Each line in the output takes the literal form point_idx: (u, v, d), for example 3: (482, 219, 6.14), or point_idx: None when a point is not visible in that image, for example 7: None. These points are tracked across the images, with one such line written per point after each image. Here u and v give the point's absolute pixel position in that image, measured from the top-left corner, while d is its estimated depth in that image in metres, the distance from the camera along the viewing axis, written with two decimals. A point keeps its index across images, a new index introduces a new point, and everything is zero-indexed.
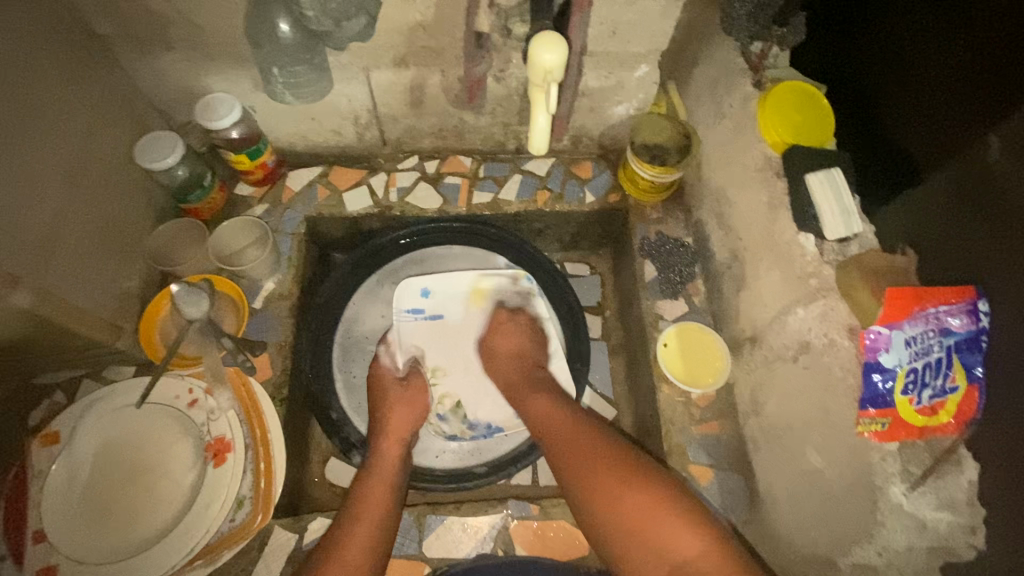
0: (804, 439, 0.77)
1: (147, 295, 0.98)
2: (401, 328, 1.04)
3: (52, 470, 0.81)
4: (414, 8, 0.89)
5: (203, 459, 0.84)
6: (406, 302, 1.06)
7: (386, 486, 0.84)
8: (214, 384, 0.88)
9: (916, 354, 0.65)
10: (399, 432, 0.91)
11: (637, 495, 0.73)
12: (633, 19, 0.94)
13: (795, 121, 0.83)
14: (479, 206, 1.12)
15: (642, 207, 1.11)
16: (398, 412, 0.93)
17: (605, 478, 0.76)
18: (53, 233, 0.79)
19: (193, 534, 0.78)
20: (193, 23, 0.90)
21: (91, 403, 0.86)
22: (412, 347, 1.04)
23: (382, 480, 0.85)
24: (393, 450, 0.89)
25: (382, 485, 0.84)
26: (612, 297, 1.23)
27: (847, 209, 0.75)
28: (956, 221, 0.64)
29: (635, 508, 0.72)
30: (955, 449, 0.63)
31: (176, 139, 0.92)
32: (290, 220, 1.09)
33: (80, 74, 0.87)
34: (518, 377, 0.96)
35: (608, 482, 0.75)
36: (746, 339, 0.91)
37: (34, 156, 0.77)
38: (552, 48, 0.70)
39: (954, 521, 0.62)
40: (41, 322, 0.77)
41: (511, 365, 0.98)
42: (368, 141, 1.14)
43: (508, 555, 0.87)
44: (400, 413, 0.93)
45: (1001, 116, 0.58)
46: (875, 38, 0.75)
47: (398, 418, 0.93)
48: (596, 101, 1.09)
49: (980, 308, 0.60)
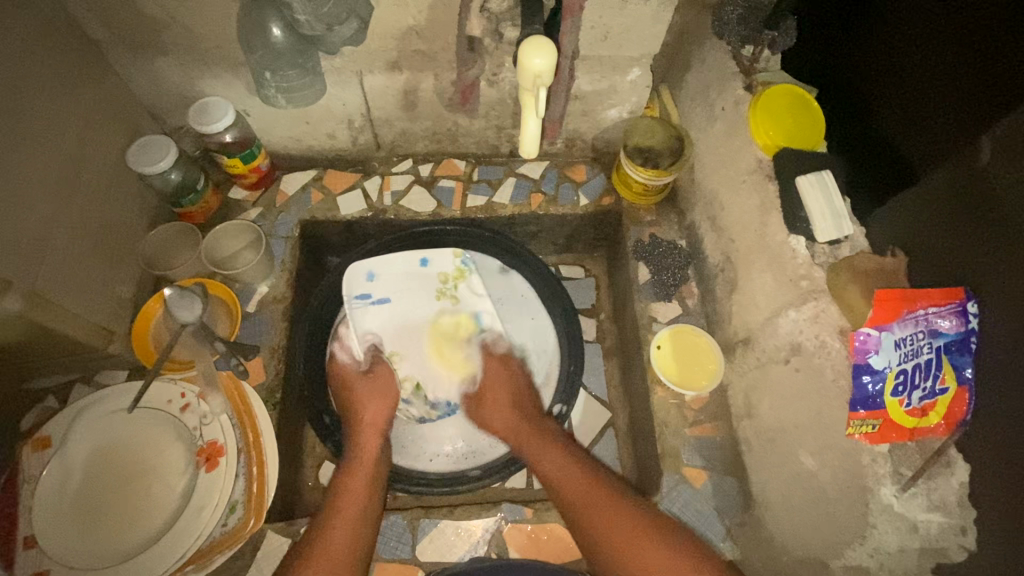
0: (796, 442, 0.77)
1: (140, 298, 0.98)
2: (355, 314, 1.01)
3: (44, 475, 0.80)
4: (407, 11, 0.89)
5: (194, 464, 0.83)
6: (354, 288, 1.02)
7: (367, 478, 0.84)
8: (206, 388, 0.88)
9: (906, 356, 0.65)
10: (375, 426, 0.91)
11: (648, 543, 0.73)
12: (625, 23, 0.95)
13: (787, 125, 0.83)
14: (473, 209, 1.12)
15: (635, 209, 1.11)
16: (371, 407, 0.92)
17: (620, 528, 0.75)
18: (45, 237, 0.79)
19: (187, 537, 0.78)
20: (186, 27, 0.90)
21: (82, 407, 0.86)
22: (365, 335, 1.01)
23: (361, 478, 0.84)
24: (370, 445, 0.89)
25: (361, 478, 0.84)
26: (606, 299, 1.23)
27: (837, 211, 0.75)
28: (948, 224, 0.64)
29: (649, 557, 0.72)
30: (946, 450, 0.63)
31: (169, 144, 0.92)
32: (283, 224, 1.09)
33: (72, 78, 0.87)
34: (522, 425, 0.92)
35: (621, 530, 0.75)
36: (739, 341, 0.91)
37: (25, 160, 0.76)
38: (542, 52, 0.70)
39: (945, 522, 0.63)
40: (32, 326, 0.77)
41: (509, 412, 0.94)
42: (361, 144, 1.14)
43: (502, 558, 0.87)
44: (373, 408, 0.92)
45: (996, 118, 0.58)
46: (867, 41, 0.75)
47: (371, 412, 0.92)
48: (589, 104, 1.09)
49: (969, 309, 0.60)
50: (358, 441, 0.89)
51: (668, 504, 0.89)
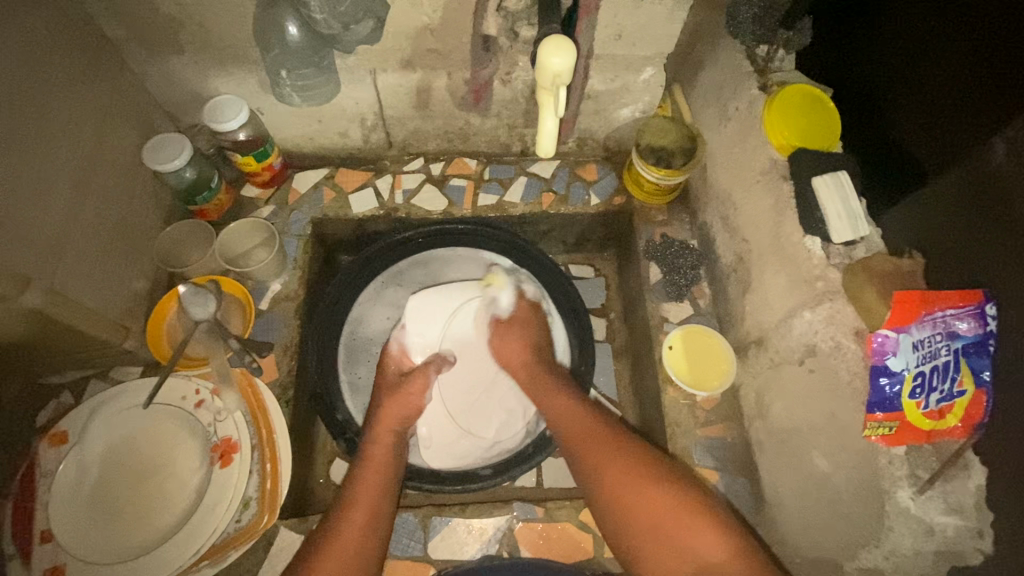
0: (810, 443, 0.77)
1: (155, 295, 0.99)
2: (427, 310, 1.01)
3: (60, 470, 0.81)
4: (421, 11, 0.90)
5: (209, 460, 0.84)
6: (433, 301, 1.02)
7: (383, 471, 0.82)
8: (221, 385, 0.89)
9: (924, 358, 0.65)
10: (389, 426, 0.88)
11: (661, 501, 0.70)
12: (640, 22, 0.94)
13: (803, 125, 0.83)
14: (483, 208, 1.13)
15: (647, 209, 1.11)
16: (387, 406, 0.90)
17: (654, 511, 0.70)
18: (63, 235, 0.80)
19: (200, 534, 0.79)
20: (203, 26, 0.91)
21: (97, 404, 0.86)
22: (422, 345, 1.00)
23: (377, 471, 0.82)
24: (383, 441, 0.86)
25: (376, 471, 0.82)
26: (616, 298, 1.23)
27: (854, 212, 0.75)
28: (963, 227, 0.64)
29: (664, 521, 0.69)
30: (964, 453, 0.63)
31: (183, 141, 0.93)
32: (296, 222, 1.09)
33: (89, 76, 0.87)
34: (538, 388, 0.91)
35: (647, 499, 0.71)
36: (752, 342, 0.91)
37: (46, 158, 0.77)
38: (561, 52, 0.70)
39: (962, 525, 0.62)
40: (49, 322, 0.77)
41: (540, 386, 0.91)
42: (374, 143, 1.15)
43: (513, 556, 0.87)
44: (389, 408, 0.90)
45: (1006, 121, 0.58)
46: (881, 41, 0.75)
47: (389, 409, 0.90)
48: (601, 103, 1.09)
49: (987, 312, 0.60)
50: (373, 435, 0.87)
51: None
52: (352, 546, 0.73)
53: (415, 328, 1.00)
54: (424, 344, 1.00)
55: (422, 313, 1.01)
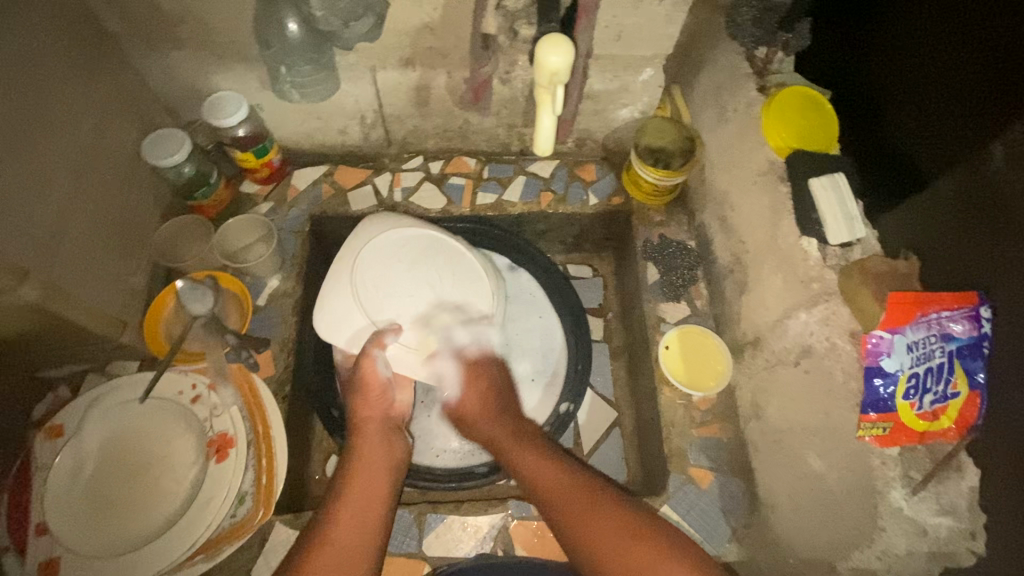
0: (804, 444, 0.77)
1: (152, 290, 0.99)
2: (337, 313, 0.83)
3: (56, 462, 0.81)
4: (421, 9, 0.90)
5: (205, 455, 0.84)
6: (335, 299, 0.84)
7: (373, 466, 0.82)
8: (217, 380, 0.89)
9: (918, 359, 0.65)
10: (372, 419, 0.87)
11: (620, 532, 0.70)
12: (640, 22, 0.95)
13: (800, 126, 0.83)
14: (482, 207, 1.13)
15: (645, 209, 1.11)
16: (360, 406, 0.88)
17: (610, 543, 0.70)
18: (62, 229, 0.80)
19: (195, 528, 0.79)
20: (202, 22, 0.91)
21: (94, 398, 0.87)
22: (353, 337, 0.83)
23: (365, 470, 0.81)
24: (369, 436, 0.86)
25: (365, 466, 0.82)
26: (613, 298, 1.23)
27: (851, 214, 0.76)
28: (959, 233, 0.64)
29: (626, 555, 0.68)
30: (956, 455, 0.64)
31: (183, 137, 0.93)
32: (293, 219, 1.09)
33: (90, 71, 0.87)
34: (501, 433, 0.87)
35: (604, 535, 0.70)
36: (748, 343, 0.91)
37: (45, 152, 0.78)
38: (558, 50, 0.70)
39: (953, 527, 0.63)
40: (45, 316, 0.77)
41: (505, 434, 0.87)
42: (373, 140, 1.15)
43: (508, 555, 0.87)
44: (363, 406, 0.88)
45: (1003, 128, 0.58)
46: (879, 46, 0.76)
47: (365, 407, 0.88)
48: (600, 103, 1.09)
49: (982, 314, 0.60)
50: (358, 430, 0.87)
51: (674, 503, 0.88)
52: (346, 543, 0.72)
53: (340, 332, 0.84)
54: (352, 332, 0.83)
55: (335, 317, 0.84)
